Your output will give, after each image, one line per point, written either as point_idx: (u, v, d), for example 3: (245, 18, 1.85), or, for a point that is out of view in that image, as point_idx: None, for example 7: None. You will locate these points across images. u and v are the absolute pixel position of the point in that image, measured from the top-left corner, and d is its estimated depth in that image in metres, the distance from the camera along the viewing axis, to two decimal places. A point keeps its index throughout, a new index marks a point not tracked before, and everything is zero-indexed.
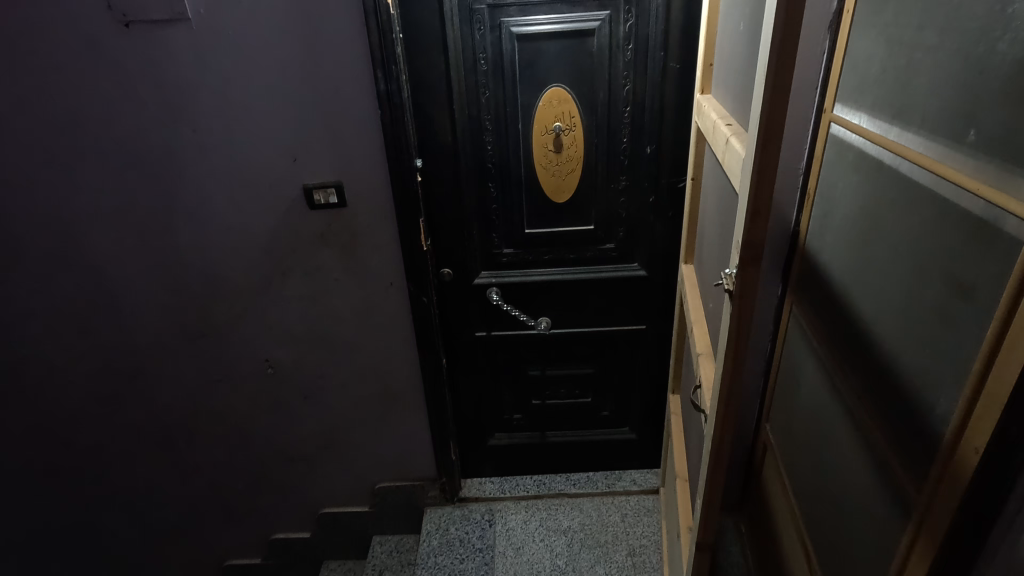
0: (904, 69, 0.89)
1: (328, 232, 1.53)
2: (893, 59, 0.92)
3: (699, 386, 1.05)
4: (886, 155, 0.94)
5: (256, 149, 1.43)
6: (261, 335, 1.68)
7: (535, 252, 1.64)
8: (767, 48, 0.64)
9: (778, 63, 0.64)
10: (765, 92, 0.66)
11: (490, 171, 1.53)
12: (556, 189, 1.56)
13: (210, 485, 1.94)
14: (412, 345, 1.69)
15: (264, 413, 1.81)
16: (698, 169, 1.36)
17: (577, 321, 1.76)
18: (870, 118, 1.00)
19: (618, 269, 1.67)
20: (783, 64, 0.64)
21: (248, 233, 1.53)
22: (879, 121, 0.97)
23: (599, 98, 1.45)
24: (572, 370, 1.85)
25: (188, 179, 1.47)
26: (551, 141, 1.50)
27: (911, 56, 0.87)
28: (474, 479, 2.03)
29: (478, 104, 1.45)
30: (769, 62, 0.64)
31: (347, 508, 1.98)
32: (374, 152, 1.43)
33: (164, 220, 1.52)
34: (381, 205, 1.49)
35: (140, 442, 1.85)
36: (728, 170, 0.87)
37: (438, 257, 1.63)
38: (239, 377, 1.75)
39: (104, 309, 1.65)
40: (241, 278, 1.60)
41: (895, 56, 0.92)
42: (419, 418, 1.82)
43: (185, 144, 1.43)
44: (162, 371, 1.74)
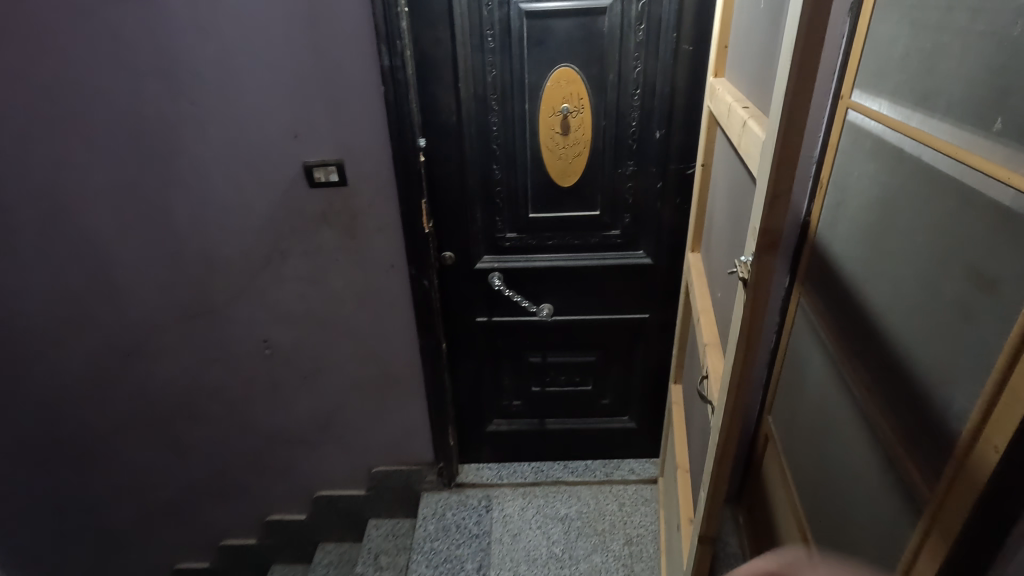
0: (930, 53, 0.85)
1: (328, 212, 1.50)
2: (918, 42, 0.88)
3: (706, 376, 1.03)
4: (907, 142, 0.91)
5: (256, 124, 1.40)
6: (260, 315, 1.66)
7: (539, 236, 1.61)
8: (795, 24, 0.61)
9: (804, 39, 0.60)
10: (791, 70, 0.62)
11: (494, 153, 1.50)
12: (562, 173, 1.53)
13: (206, 465, 1.93)
14: (412, 329, 1.67)
15: (262, 395, 1.79)
16: (709, 154, 1.33)
17: (579, 308, 1.73)
18: (891, 104, 0.96)
19: (623, 256, 1.64)
20: (811, 41, 0.61)
21: (247, 210, 1.50)
22: (901, 107, 0.93)
23: (608, 80, 1.41)
24: (573, 358, 1.83)
25: (186, 154, 1.43)
26: (558, 123, 1.46)
27: (938, 39, 0.83)
28: (471, 464, 2.02)
29: (484, 83, 1.41)
30: (795, 38, 0.61)
31: (344, 490, 1.98)
32: (377, 130, 1.39)
33: (162, 195, 1.49)
34: (383, 185, 1.46)
35: (136, 421, 1.84)
36: (746, 154, 0.84)
37: (440, 240, 1.60)
38: (237, 357, 1.73)
39: (100, 285, 1.62)
40: (240, 256, 1.57)
41: (921, 38, 0.87)
42: (418, 402, 1.80)
43: (183, 117, 1.39)
44: (158, 350, 1.72)
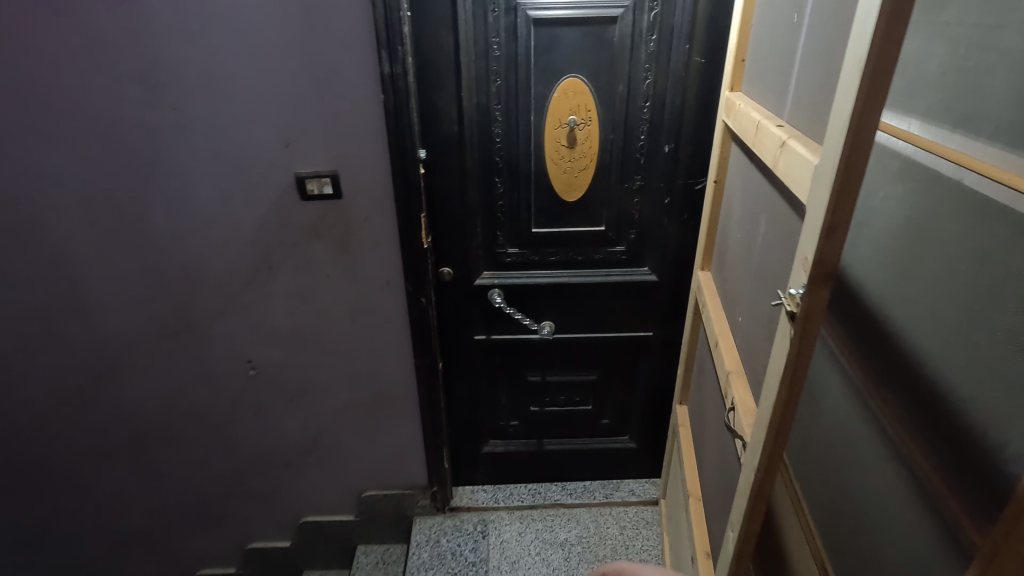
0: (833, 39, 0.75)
1: (320, 226, 1.41)
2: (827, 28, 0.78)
3: (732, 409, 0.99)
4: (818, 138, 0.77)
5: (244, 132, 1.31)
6: (245, 333, 1.56)
7: (541, 252, 1.55)
8: (862, 52, 0.56)
9: (873, 69, 0.56)
10: (855, 100, 0.57)
11: (497, 165, 1.43)
12: (567, 187, 1.47)
13: (184, 492, 1.81)
14: (407, 348, 1.59)
15: (245, 417, 1.69)
16: (722, 171, 1.29)
17: (581, 325, 1.67)
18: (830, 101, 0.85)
19: (627, 273, 1.59)
20: (879, 71, 0.56)
21: (233, 223, 1.41)
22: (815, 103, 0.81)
23: (618, 91, 1.36)
24: (573, 377, 1.77)
25: (168, 163, 1.33)
26: (564, 135, 1.41)
27: (842, 20, 0.73)
28: (466, 486, 1.94)
29: (488, 92, 1.35)
30: (863, 67, 0.56)
31: (331, 516, 1.88)
32: (374, 140, 1.32)
33: (139, 207, 1.38)
34: (380, 198, 1.38)
35: (107, 446, 1.71)
36: (784, 178, 0.80)
37: (438, 255, 1.53)
38: (219, 377, 1.62)
39: (71, 301, 1.50)
40: (224, 271, 1.47)
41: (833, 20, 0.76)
42: (412, 423, 1.72)
43: (165, 124, 1.30)
44: (133, 370, 1.61)
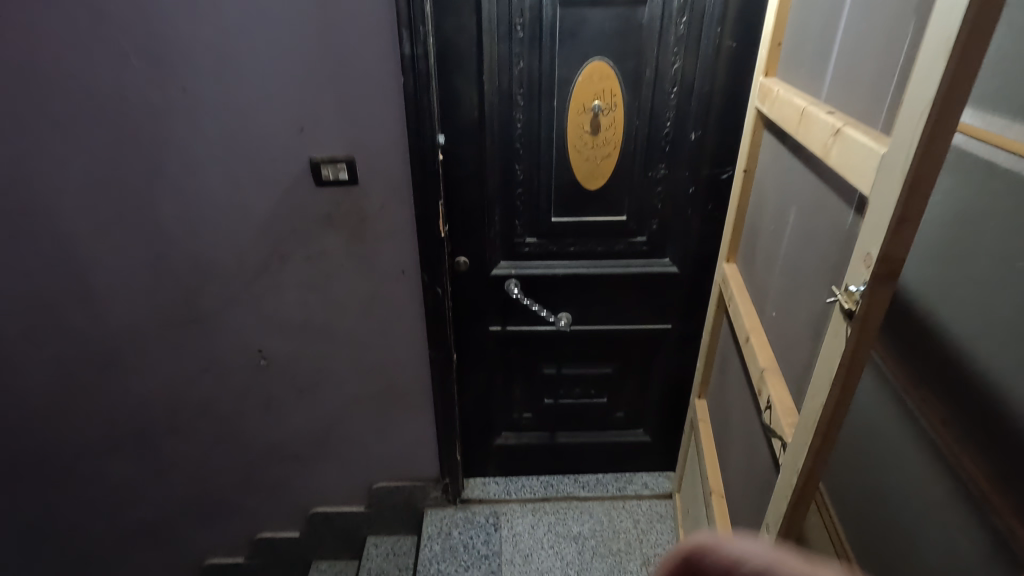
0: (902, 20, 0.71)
1: (334, 213, 1.37)
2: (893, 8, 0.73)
3: (769, 408, 0.96)
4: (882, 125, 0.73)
5: (256, 115, 1.26)
6: (255, 323, 1.52)
7: (560, 243, 1.51)
8: (950, 32, 0.51)
9: (962, 52, 0.51)
10: (937, 89, 0.53)
11: (517, 152, 1.39)
12: (588, 175, 1.42)
13: (192, 482, 1.78)
14: (421, 339, 1.55)
15: (255, 407, 1.66)
16: (753, 160, 1.25)
17: (599, 317, 1.64)
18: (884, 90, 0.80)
19: (648, 264, 1.55)
20: (969, 56, 0.51)
21: (244, 210, 1.36)
22: (877, 87, 0.76)
23: (644, 76, 1.31)
24: (589, 369, 1.74)
25: (176, 146, 1.28)
26: (588, 121, 1.36)
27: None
28: (477, 478, 1.91)
29: (509, 76, 1.30)
30: (951, 50, 0.51)
31: (341, 507, 1.85)
32: (392, 124, 1.27)
33: (147, 193, 1.34)
34: (397, 185, 1.34)
35: (114, 437, 1.68)
36: (837, 170, 0.76)
37: (454, 244, 1.49)
38: (228, 367, 1.59)
39: (75, 289, 1.46)
40: (235, 259, 1.42)
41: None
42: (425, 415, 1.69)
43: (173, 105, 1.24)
44: (141, 360, 1.57)
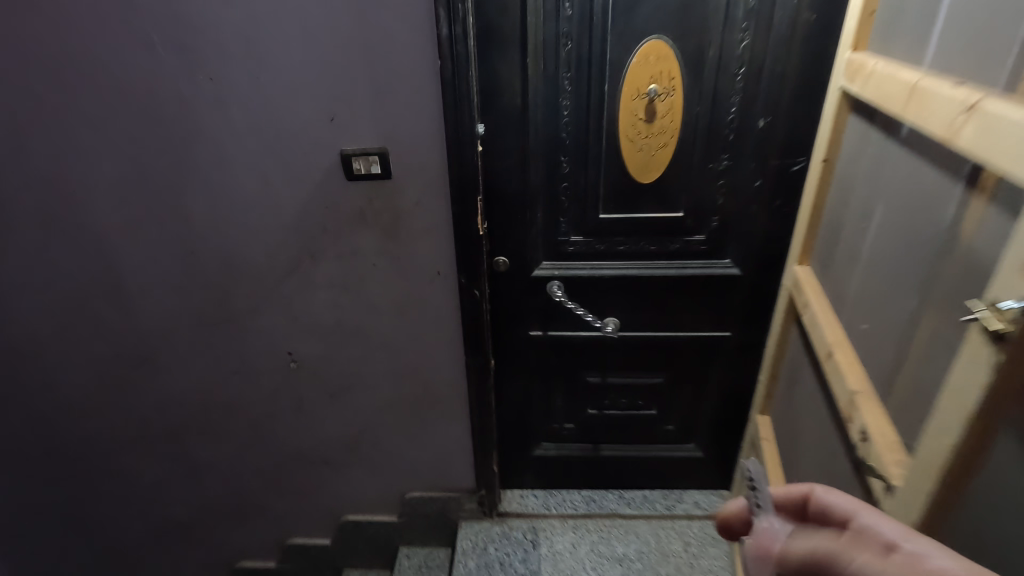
0: None
1: (367, 210, 1.27)
2: None
3: (866, 439, 0.82)
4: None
5: (284, 105, 1.17)
6: (285, 325, 1.44)
7: (608, 242, 1.38)
8: None
9: None
10: None
11: (564, 142, 1.27)
12: (641, 168, 1.29)
13: (224, 485, 1.74)
14: (457, 345, 1.45)
15: (286, 411, 1.59)
16: (834, 149, 1.10)
17: (648, 323, 1.50)
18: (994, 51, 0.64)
19: (706, 266, 1.40)
20: None
21: (273, 206, 1.28)
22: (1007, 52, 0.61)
23: (707, 56, 1.17)
24: (638, 379, 1.60)
25: (203, 139, 1.21)
26: (642, 107, 1.23)
27: None
28: (514, 491, 1.82)
29: (556, 58, 1.18)
30: None
31: (372, 515, 1.79)
32: (428, 112, 1.16)
33: (176, 188, 1.27)
34: (432, 180, 1.23)
35: (148, 437, 1.65)
36: (971, 156, 0.61)
37: (493, 243, 1.38)
38: (259, 369, 1.52)
39: (108, 287, 1.42)
40: (263, 257, 1.35)
41: None
42: (460, 424, 1.59)
43: (200, 95, 1.17)
44: (173, 361, 1.52)
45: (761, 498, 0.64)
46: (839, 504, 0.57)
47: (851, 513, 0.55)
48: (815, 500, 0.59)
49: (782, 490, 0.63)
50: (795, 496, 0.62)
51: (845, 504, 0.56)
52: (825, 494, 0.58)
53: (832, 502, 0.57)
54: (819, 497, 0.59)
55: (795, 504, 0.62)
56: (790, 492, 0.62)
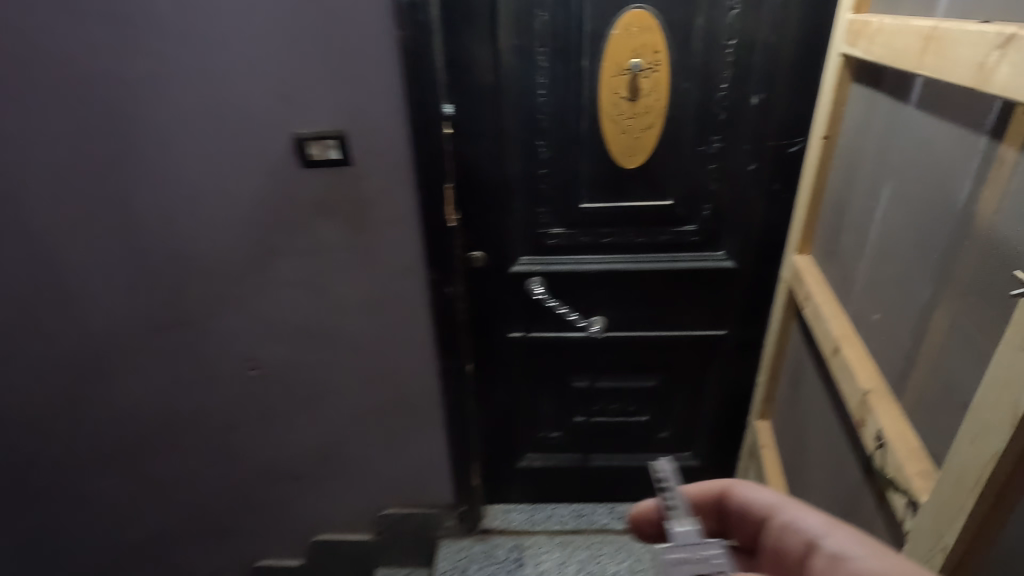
0: None
1: (327, 200, 1.16)
2: None
3: (882, 445, 0.71)
4: None
5: (232, 84, 1.06)
6: (243, 329, 1.32)
7: (592, 234, 1.28)
8: None
9: None
10: None
11: (541, 124, 1.16)
12: (626, 152, 1.19)
13: (184, 505, 1.61)
14: (431, 348, 1.34)
15: (248, 424, 1.46)
16: (836, 125, 1.00)
17: (638, 323, 1.39)
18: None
19: (699, 259, 1.30)
20: None
21: (225, 198, 1.17)
22: None
23: (695, 27, 1.07)
24: (628, 384, 1.49)
25: (145, 123, 1.10)
26: (625, 84, 1.12)
27: None
28: (499, 505, 1.70)
29: (530, 30, 1.08)
30: None
31: (346, 535, 1.66)
32: (391, 90, 1.06)
33: (117, 179, 1.15)
34: (397, 166, 1.12)
35: (100, 455, 1.52)
36: (1008, 99, 0.51)
37: (467, 236, 1.28)
38: (217, 378, 1.40)
39: (46, 291, 1.28)
40: (216, 255, 1.23)
41: None
42: (438, 435, 1.47)
43: (139, 73, 1.06)
44: (123, 372, 1.39)
45: (675, 499, 0.65)
46: (761, 499, 0.64)
47: (772, 507, 0.63)
48: (735, 495, 0.66)
49: (698, 487, 0.69)
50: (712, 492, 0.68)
51: (765, 500, 0.64)
52: (745, 487, 0.66)
53: (750, 496, 0.65)
54: (738, 492, 0.67)
55: (713, 501, 0.68)
56: (711, 488, 0.68)
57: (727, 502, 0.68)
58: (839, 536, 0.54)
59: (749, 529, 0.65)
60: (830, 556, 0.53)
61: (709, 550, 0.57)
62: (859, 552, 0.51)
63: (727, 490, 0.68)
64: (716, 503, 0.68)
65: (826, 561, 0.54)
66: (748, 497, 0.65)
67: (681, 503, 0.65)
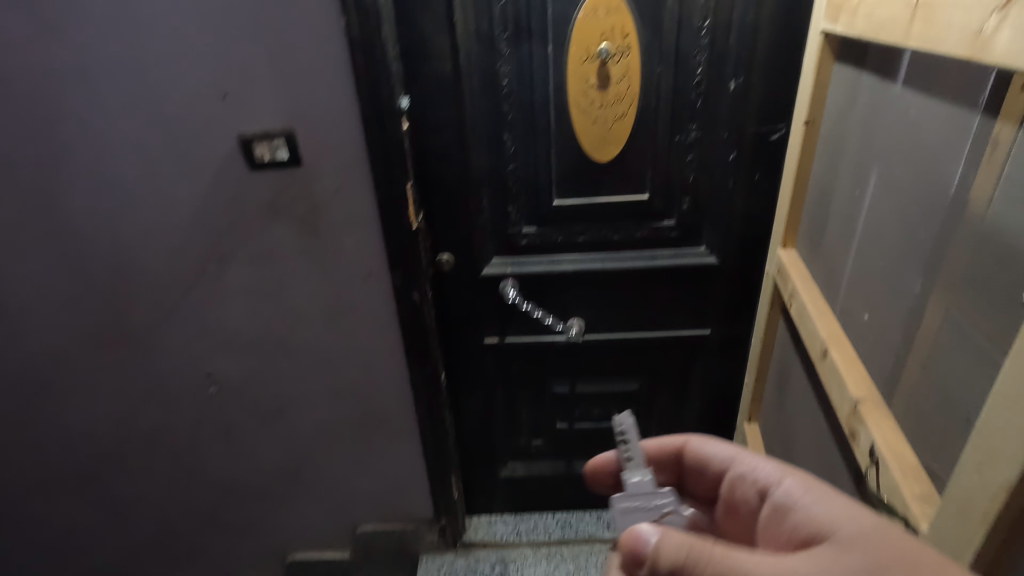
0: None
1: (279, 203, 1.08)
2: None
3: (875, 463, 0.63)
4: None
5: (168, 79, 0.98)
6: (198, 343, 1.24)
7: (566, 232, 1.20)
8: None
9: None
10: None
11: (507, 116, 1.09)
12: (597, 143, 1.12)
13: (148, 531, 1.52)
14: (400, 356, 1.26)
15: (211, 442, 1.38)
16: (818, 108, 0.92)
17: (618, 324, 1.32)
18: None
19: (679, 255, 1.23)
20: None
21: (169, 203, 1.08)
22: None
23: (666, 6, 1.00)
24: (611, 387, 1.42)
25: (76, 124, 1.01)
26: (593, 71, 1.05)
27: None
28: (482, 517, 1.63)
29: (490, 15, 1.01)
30: None
31: (322, 553, 1.58)
32: (341, 83, 0.98)
33: (50, 186, 1.07)
34: (353, 165, 1.05)
35: (54, 482, 1.42)
36: (1009, 69, 0.45)
37: (434, 237, 1.20)
38: (173, 397, 1.31)
39: None
40: (163, 265, 1.14)
41: None
42: (413, 447, 1.40)
43: (65, 70, 0.97)
44: (71, 393, 1.30)
45: (631, 451, 0.65)
46: (716, 452, 0.68)
47: (727, 459, 0.66)
48: (692, 450, 0.69)
49: (658, 443, 0.72)
50: (669, 445, 0.72)
51: (720, 453, 0.67)
52: (700, 443, 0.69)
53: (707, 451, 0.68)
54: (694, 447, 0.70)
55: (669, 454, 0.72)
56: (668, 444, 0.72)
57: (683, 456, 0.71)
58: (786, 484, 0.57)
59: (706, 480, 0.69)
60: (778, 504, 0.57)
61: (665, 499, 0.61)
62: (804, 497, 0.54)
63: (683, 445, 0.71)
64: (674, 457, 0.72)
65: (775, 510, 0.57)
66: (705, 451, 0.68)
67: (637, 453, 0.64)
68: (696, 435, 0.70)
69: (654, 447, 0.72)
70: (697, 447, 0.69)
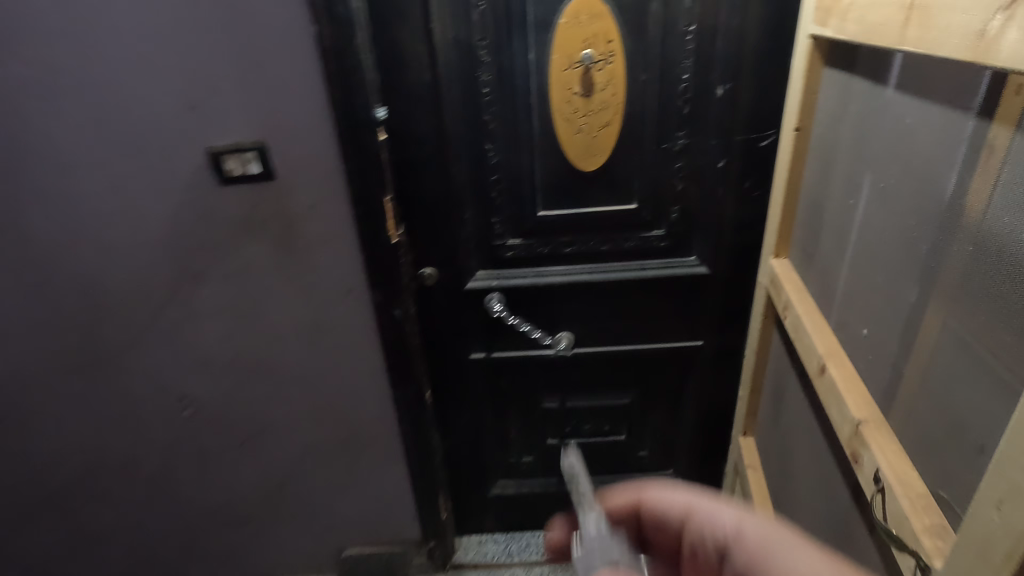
0: None
1: (252, 219, 1.04)
2: None
3: (880, 489, 0.60)
4: None
5: (132, 92, 0.93)
6: (170, 365, 1.18)
7: (552, 243, 1.17)
8: None
9: None
10: None
11: (488, 125, 1.05)
12: (582, 152, 1.08)
13: (121, 563, 1.44)
14: (383, 375, 1.22)
15: (187, 469, 1.31)
16: (809, 115, 0.91)
17: (608, 337, 1.28)
18: None
19: (669, 265, 1.19)
20: None
21: (136, 221, 1.03)
22: None
23: (650, 11, 0.97)
24: (602, 401, 1.38)
25: (34, 139, 0.96)
26: (577, 78, 1.02)
27: None
28: (472, 536, 1.58)
29: (468, 22, 0.97)
30: None
31: None
32: (314, 93, 0.94)
33: (6, 205, 1.01)
34: (328, 178, 1.01)
35: (18, 516, 1.35)
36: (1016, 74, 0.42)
37: (416, 252, 1.16)
38: (144, 423, 1.24)
39: None
40: (131, 285, 1.09)
41: None
42: (399, 467, 1.35)
43: (20, 82, 0.92)
44: (34, 423, 1.23)
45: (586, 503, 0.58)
46: (675, 502, 0.61)
47: (686, 508, 0.60)
48: (647, 503, 0.63)
49: (612, 500, 0.64)
50: (622, 500, 0.64)
51: (677, 502, 0.61)
52: (655, 493, 0.62)
53: (662, 501, 0.62)
54: (651, 499, 0.63)
55: (625, 512, 0.64)
56: (623, 500, 0.64)
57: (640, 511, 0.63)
58: (754, 533, 0.53)
59: (668, 535, 0.62)
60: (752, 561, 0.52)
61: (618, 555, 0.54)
62: (776, 550, 0.50)
63: (639, 500, 0.63)
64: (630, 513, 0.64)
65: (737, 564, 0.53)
66: (661, 501, 0.62)
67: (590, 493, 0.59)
68: (650, 485, 0.64)
69: (609, 505, 0.64)
70: (654, 499, 0.62)
